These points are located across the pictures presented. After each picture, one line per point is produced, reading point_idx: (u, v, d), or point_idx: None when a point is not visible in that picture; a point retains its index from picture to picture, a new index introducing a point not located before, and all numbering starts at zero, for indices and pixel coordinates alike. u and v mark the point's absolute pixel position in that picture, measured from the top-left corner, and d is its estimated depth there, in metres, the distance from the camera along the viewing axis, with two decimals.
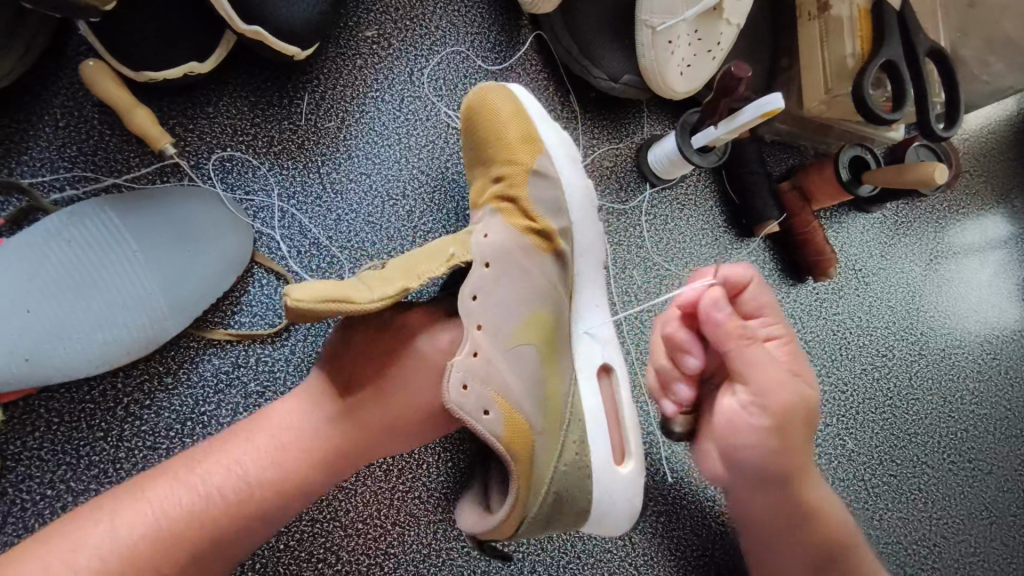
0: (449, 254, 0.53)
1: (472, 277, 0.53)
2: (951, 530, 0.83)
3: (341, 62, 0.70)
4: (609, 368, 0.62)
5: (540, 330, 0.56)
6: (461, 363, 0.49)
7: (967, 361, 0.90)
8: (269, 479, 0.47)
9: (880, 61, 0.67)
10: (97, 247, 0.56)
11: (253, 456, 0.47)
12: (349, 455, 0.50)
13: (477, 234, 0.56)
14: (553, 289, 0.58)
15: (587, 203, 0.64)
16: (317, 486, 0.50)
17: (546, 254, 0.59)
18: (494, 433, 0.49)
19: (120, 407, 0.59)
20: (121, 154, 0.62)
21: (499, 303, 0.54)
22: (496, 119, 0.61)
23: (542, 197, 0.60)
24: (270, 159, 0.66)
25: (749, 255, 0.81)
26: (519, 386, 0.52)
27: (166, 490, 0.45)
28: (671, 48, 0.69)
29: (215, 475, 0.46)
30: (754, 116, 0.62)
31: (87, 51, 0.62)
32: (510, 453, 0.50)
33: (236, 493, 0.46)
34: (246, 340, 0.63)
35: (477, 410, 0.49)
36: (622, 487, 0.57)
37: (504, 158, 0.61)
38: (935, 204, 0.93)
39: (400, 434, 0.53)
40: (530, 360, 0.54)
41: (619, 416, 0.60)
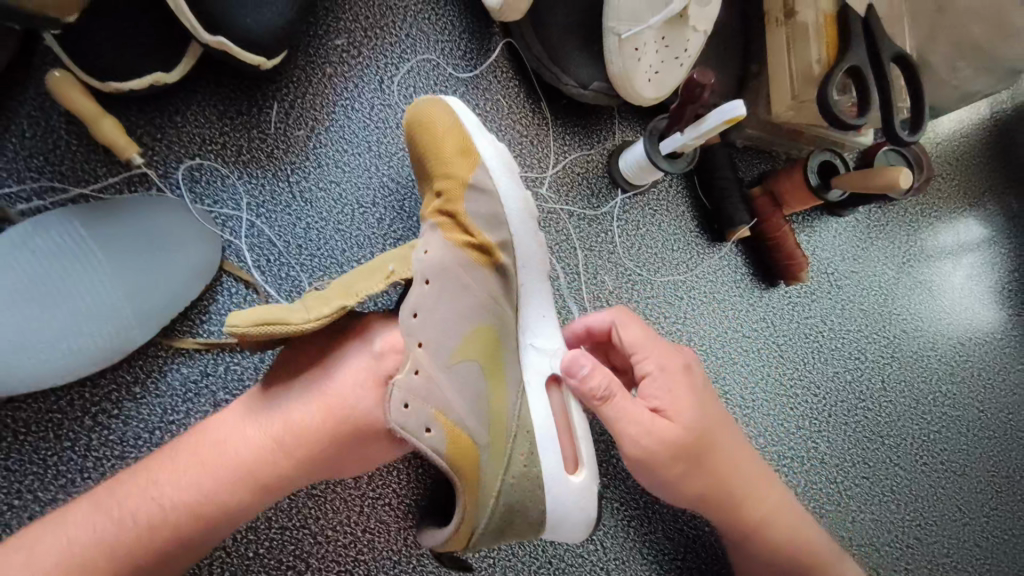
0: (387, 270, 0.54)
1: (412, 295, 0.54)
2: (923, 531, 0.84)
3: (310, 71, 0.70)
4: (558, 378, 0.60)
5: (483, 344, 0.56)
6: (403, 382, 0.50)
7: (940, 363, 0.91)
8: (185, 501, 0.46)
9: (844, 68, 0.68)
10: (63, 257, 0.56)
11: (171, 481, 0.46)
12: (278, 478, 0.49)
13: (418, 250, 0.57)
14: (498, 303, 0.58)
15: (528, 213, 0.62)
16: (243, 508, 0.48)
17: (484, 268, 0.59)
18: (437, 450, 0.51)
19: (87, 417, 0.59)
20: (89, 164, 0.62)
21: (440, 320, 0.54)
22: (433, 134, 0.61)
23: (480, 212, 0.59)
24: (239, 167, 0.66)
25: (721, 260, 0.82)
26: (462, 402, 0.53)
27: (85, 516, 0.45)
28: (638, 55, 0.69)
29: (132, 500, 0.45)
30: (719, 122, 0.63)
31: (54, 61, 0.62)
32: (454, 467, 0.52)
33: (150, 518, 0.45)
34: (215, 349, 0.63)
35: (419, 428, 0.50)
36: (573, 497, 0.56)
37: (442, 173, 0.61)
38: (907, 208, 0.94)
39: (344, 453, 0.51)
40: (474, 375, 0.54)
41: (571, 428, 0.59)
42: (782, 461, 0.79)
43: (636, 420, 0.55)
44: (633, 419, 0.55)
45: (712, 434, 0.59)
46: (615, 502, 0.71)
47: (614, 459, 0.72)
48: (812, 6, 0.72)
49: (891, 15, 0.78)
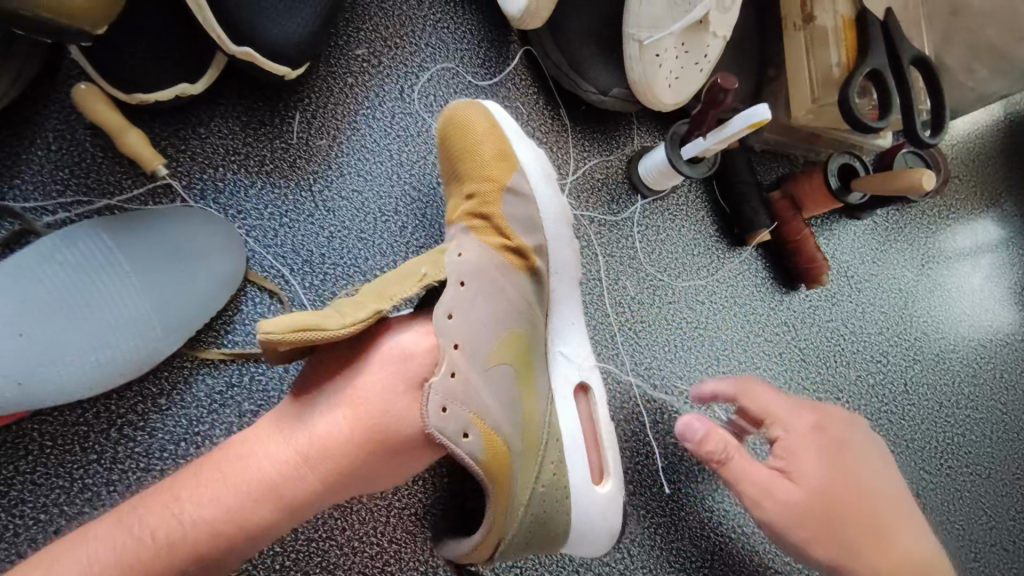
0: (420, 274, 0.53)
1: (448, 295, 0.52)
2: (950, 535, 0.83)
3: (331, 81, 0.70)
4: (586, 387, 0.64)
5: (517, 349, 0.56)
6: (439, 385, 0.48)
7: (962, 365, 0.91)
8: (208, 519, 0.44)
9: (865, 71, 0.68)
10: (91, 269, 0.56)
11: (194, 497, 0.44)
12: (304, 495, 0.46)
13: (451, 252, 0.56)
14: (529, 309, 0.59)
15: (565, 222, 0.65)
16: (270, 525, 0.46)
17: (518, 272, 0.59)
18: (473, 455, 0.48)
19: (114, 429, 0.59)
20: (113, 176, 0.62)
21: (476, 322, 0.53)
22: (472, 136, 0.62)
23: (518, 215, 0.61)
24: (262, 178, 0.66)
25: (741, 264, 0.82)
26: (496, 407, 0.51)
27: (106, 534, 0.43)
28: (658, 61, 0.69)
29: (153, 517, 0.43)
30: (743, 127, 0.63)
31: (79, 75, 0.62)
32: (488, 475, 0.49)
33: (170, 536, 0.43)
34: (240, 359, 0.63)
35: (458, 433, 0.48)
36: (600, 506, 0.58)
37: (476, 177, 0.61)
38: (925, 210, 0.94)
39: (375, 470, 0.48)
40: (506, 379, 0.54)
41: (597, 437, 0.62)
42: None
43: (755, 480, 0.57)
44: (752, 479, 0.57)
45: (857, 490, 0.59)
46: (640, 510, 0.71)
47: (639, 466, 0.72)
48: (831, 10, 0.73)
49: (907, 18, 0.78)
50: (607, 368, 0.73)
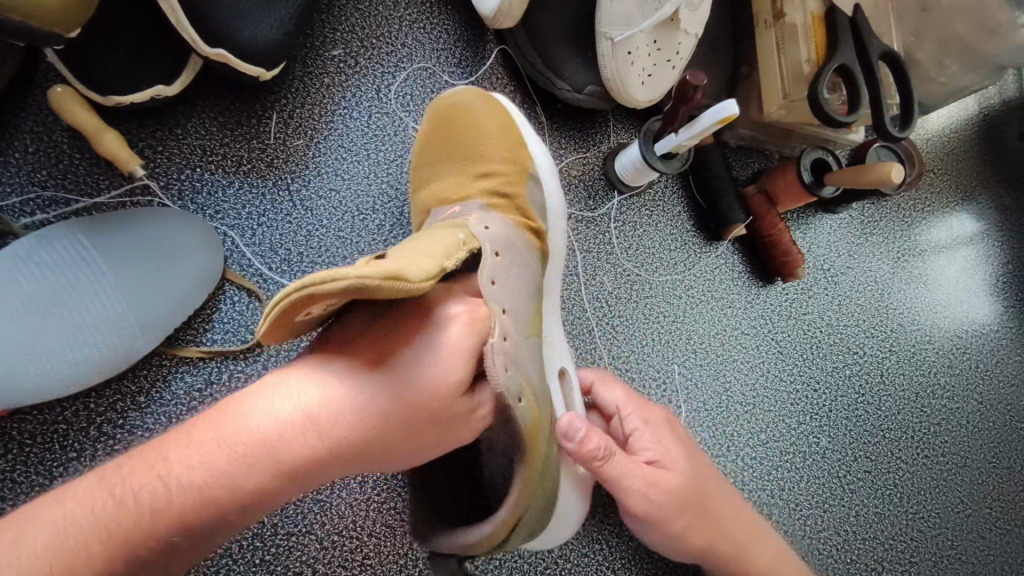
0: (461, 238, 0.50)
1: (491, 263, 0.50)
2: (927, 524, 0.84)
3: (308, 82, 0.71)
4: (563, 373, 0.61)
5: (537, 326, 0.55)
6: (500, 345, 0.45)
7: (938, 356, 0.92)
8: (205, 485, 0.36)
9: (833, 66, 0.69)
10: (67, 269, 0.57)
11: (182, 458, 0.37)
12: (309, 464, 0.38)
13: (479, 224, 0.54)
14: (538, 287, 0.58)
15: (561, 216, 0.67)
16: (272, 498, 0.38)
17: (536, 251, 0.61)
18: (524, 420, 0.45)
19: (93, 427, 0.59)
20: (91, 178, 0.63)
21: (512, 292, 0.52)
22: (481, 124, 0.63)
23: (538, 202, 0.63)
24: (239, 178, 0.67)
25: (717, 259, 0.83)
26: (535, 375, 0.50)
27: (83, 496, 0.36)
28: (631, 58, 0.70)
29: (135, 479, 0.36)
30: (712, 122, 0.64)
31: (56, 78, 0.63)
32: (532, 444, 0.46)
33: (154, 502, 0.36)
34: (218, 357, 0.63)
35: (516, 395, 0.45)
36: (581, 490, 0.56)
37: (496, 157, 0.62)
38: (900, 204, 0.95)
39: (409, 448, 0.42)
40: (536, 352, 0.52)
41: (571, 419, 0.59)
42: (782, 456, 0.79)
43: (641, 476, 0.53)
44: (635, 472, 0.53)
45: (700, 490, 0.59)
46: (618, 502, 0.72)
47: None
48: (800, 7, 0.74)
49: (877, 14, 0.79)
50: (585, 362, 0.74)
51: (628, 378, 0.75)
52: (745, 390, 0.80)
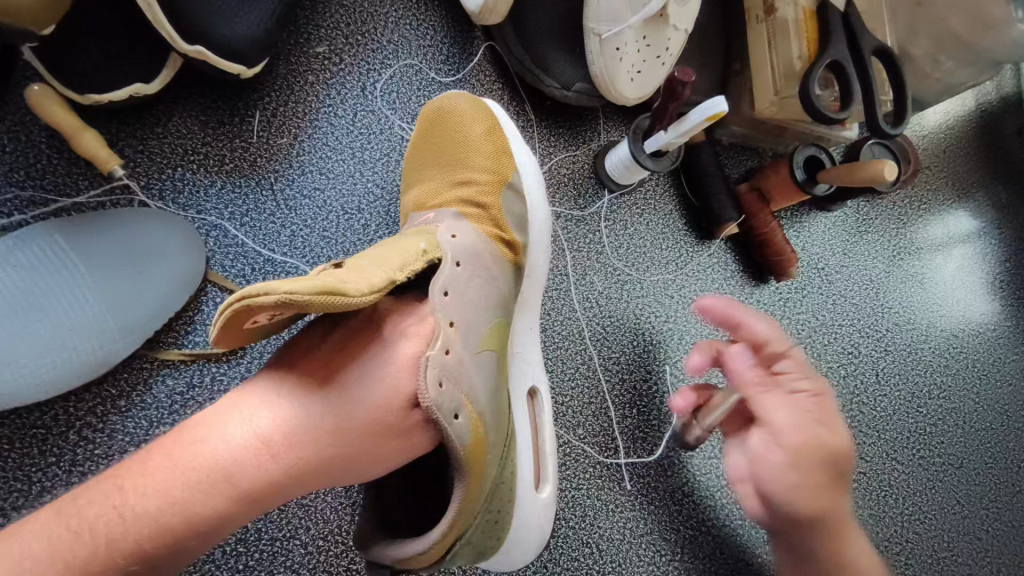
0: (420, 248, 0.50)
1: (446, 273, 0.51)
2: (923, 526, 0.83)
3: (292, 80, 0.70)
4: (535, 392, 0.64)
5: (499, 340, 0.55)
6: (437, 359, 0.45)
7: (934, 355, 0.91)
8: (159, 513, 0.38)
9: (825, 62, 0.68)
10: (45, 271, 0.56)
11: (137, 487, 0.39)
12: (261, 486, 0.41)
13: (446, 233, 0.55)
14: (506, 301, 0.58)
15: (546, 232, 0.65)
16: (227, 522, 0.40)
17: (508, 263, 0.60)
18: (462, 438, 0.45)
19: (72, 432, 0.58)
20: (70, 178, 0.62)
21: (469, 305, 0.52)
22: (468, 133, 0.63)
23: (513, 212, 0.62)
24: (221, 177, 0.66)
25: (709, 258, 0.82)
26: (483, 394, 0.49)
27: (42, 528, 0.38)
28: (619, 55, 0.69)
29: (94, 508, 0.38)
30: (700, 120, 0.63)
31: (34, 76, 0.61)
32: (469, 462, 0.45)
33: (111, 533, 0.37)
34: (201, 360, 0.63)
35: (450, 412, 0.45)
36: (538, 512, 0.58)
37: (476, 166, 0.61)
38: (896, 201, 0.94)
39: (357, 465, 0.44)
40: (490, 367, 0.52)
41: (539, 441, 0.62)
42: None
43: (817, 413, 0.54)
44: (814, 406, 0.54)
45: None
46: (610, 504, 0.71)
47: (606, 460, 0.72)
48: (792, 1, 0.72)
49: (870, 8, 0.78)
50: (574, 363, 0.73)
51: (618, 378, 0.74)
52: None
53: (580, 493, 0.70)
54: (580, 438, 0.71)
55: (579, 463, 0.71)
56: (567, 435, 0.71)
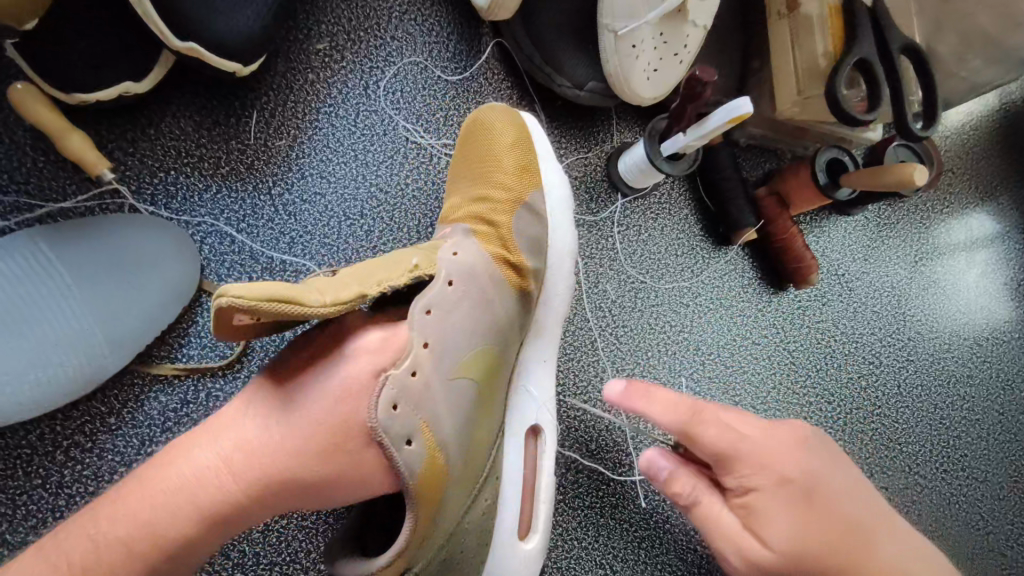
0: (411, 263, 0.48)
1: (433, 292, 0.48)
2: (947, 543, 0.80)
3: (291, 78, 0.66)
4: (537, 431, 0.59)
5: (485, 369, 0.51)
6: (396, 379, 0.43)
7: (957, 365, 0.88)
8: (125, 540, 0.39)
9: (853, 60, 0.64)
10: (28, 283, 0.53)
11: (110, 514, 0.40)
12: (223, 509, 0.41)
13: (449, 249, 0.52)
14: (500, 328, 0.53)
15: (569, 254, 0.63)
16: (195, 545, 0.41)
17: (511, 289, 0.55)
18: (411, 468, 0.42)
19: (59, 452, 0.55)
20: (56, 182, 0.58)
21: (452, 327, 0.48)
22: (496, 142, 0.60)
23: (527, 234, 0.58)
24: (217, 181, 0.63)
25: (726, 264, 0.79)
26: (451, 426, 0.47)
27: (27, 563, 0.39)
28: (635, 52, 0.66)
29: (71, 539, 0.40)
30: (723, 121, 0.59)
31: (17, 74, 0.58)
32: (420, 495, 0.43)
33: (85, 558, 0.39)
34: (196, 374, 0.59)
35: (401, 438, 0.42)
36: (520, 562, 0.55)
37: (497, 183, 0.58)
38: (917, 204, 0.91)
39: (323, 488, 0.42)
40: (467, 397, 0.49)
41: (535, 485, 0.58)
42: None
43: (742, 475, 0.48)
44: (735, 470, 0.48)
45: (836, 517, 0.46)
46: (624, 524, 0.68)
47: (620, 478, 0.69)
48: None
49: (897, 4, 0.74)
50: (586, 375, 0.69)
51: None
52: (755, 403, 0.76)
53: (593, 512, 0.67)
54: (592, 455, 0.68)
55: (591, 481, 0.68)
56: (579, 452, 0.68)
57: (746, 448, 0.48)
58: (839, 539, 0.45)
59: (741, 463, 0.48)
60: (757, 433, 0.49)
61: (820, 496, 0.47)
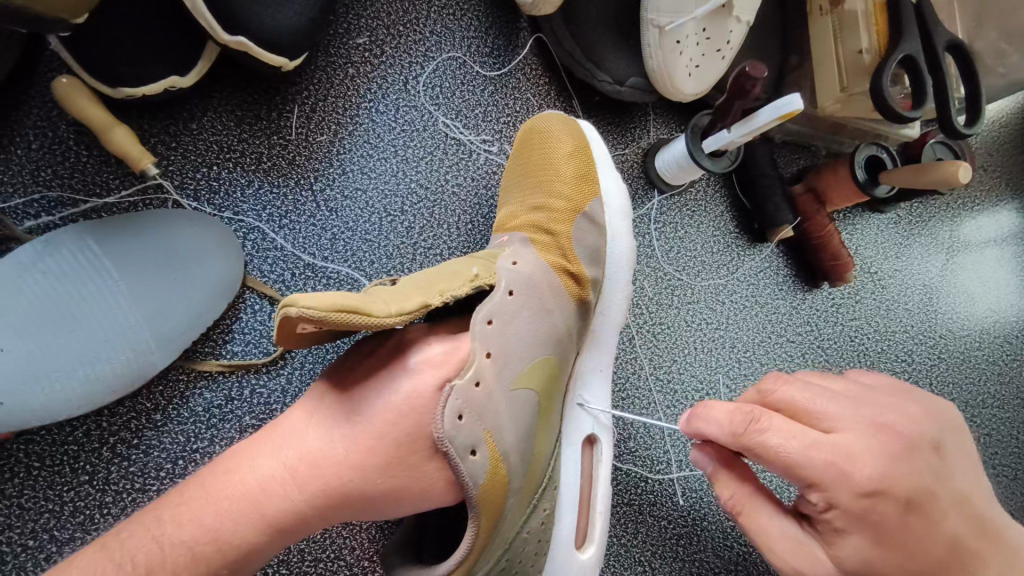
0: (472, 273, 0.49)
1: (494, 301, 0.48)
2: None
3: (332, 72, 0.66)
4: (593, 441, 0.60)
5: (543, 379, 0.52)
6: (461, 390, 0.43)
7: (987, 363, 0.88)
8: (192, 544, 0.39)
9: (899, 57, 0.63)
10: (77, 278, 0.52)
11: (174, 518, 0.40)
12: (288, 515, 0.41)
13: (507, 259, 0.53)
14: (559, 339, 0.54)
15: (627, 265, 0.63)
16: (258, 551, 0.41)
17: (570, 298, 0.56)
18: (475, 478, 0.43)
19: (106, 448, 0.55)
20: (100, 176, 0.58)
21: (512, 336, 0.48)
22: (552, 150, 0.61)
23: (585, 243, 0.59)
24: (259, 176, 0.62)
25: (762, 261, 0.78)
26: (514, 436, 0.47)
27: (90, 561, 0.39)
28: (679, 48, 0.66)
29: (135, 540, 0.40)
30: (770, 119, 0.59)
31: (60, 67, 0.57)
32: (482, 504, 0.43)
33: (151, 559, 0.39)
34: (240, 371, 0.59)
35: (465, 448, 0.42)
36: (575, 569, 0.55)
37: (555, 192, 0.59)
38: (949, 202, 0.90)
39: (387, 498, 0.43)
40: (527, 407, 0.49)
41: (591, 496, 0.58)
42: None
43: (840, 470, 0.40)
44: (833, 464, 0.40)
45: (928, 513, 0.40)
46: (662, 520, 0.68)
47: (658, 475, 0.69)
48: None
49: None
50: (625, 372, 0.69)
51: (671, 390, 0.71)
52: None
53: (632, 509, 0.67)
54: (631, 453, 0.68)
55: (630, 478, 0.68)
56: (618, 450, 0.68)
57: (845, 464, 0.39)
58: (935, 570, 0.40)
59: (831, 477, 0.39)
60: (859, 438, 0.40)
61: (921, 520, 0.40)
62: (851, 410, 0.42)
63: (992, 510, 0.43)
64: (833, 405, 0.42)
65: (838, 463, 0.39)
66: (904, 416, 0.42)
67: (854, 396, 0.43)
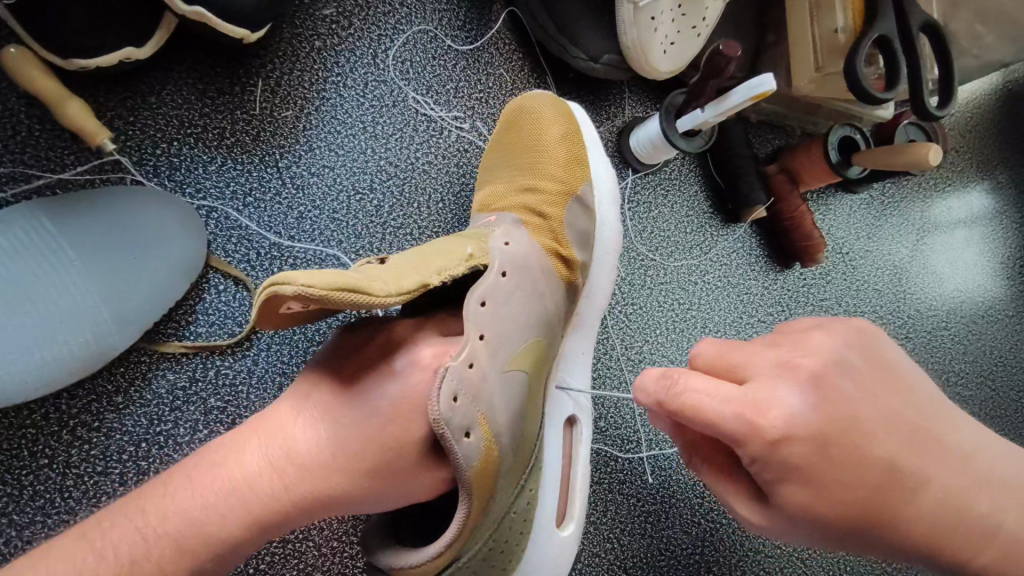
0: (467, 253, 0.48)
1: (487, 283, 0.47)
2: None
3: (298, 45, 0.64)
4: (573, 420, 0.61)
5: (533, 361, 0.51)
6: (455, 372, 0.42)
7: (953, 342, 0.89)
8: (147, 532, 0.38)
9: (873, 36, 0.63)
10: (31, 258, 0.51)
11: (132, 503, 0.39)
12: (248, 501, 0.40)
13: (499, 240, 0.52)
14: (550, 321, 0.54)
15: (614, 251, 0.63)
16: None
17: (560, 280, 0.56)
18: (470, 460, 0.42)
19: (65, 431, 0.54)
20: (54, 151, 0.55)
21: (503, 318, 0.48)
22: (540, 127, 0.61)
23: (576, 228, 0.59)
24: (222, 152, 0.60)
25: (735, 242, 0.78)
26: (506, 418, 0.46)
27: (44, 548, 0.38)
28: (654, 25, 0.65)
29: (91, 525, 0.39)
30: (743, 99, 0.59)
31: (9, 36, 0.55)
32: (475, 488, 0.42)
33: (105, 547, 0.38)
34: (204, 352, 0.58)
35: (461, 430, 0.42)
36: (557, 546, 0.56)
37: (547, 174, 0.59)
38: (920, 182, 0.91)
39: (366, 487, 0.42)
40: (519, 388, 0.48)
41: (570, 477, 0.59)
42: None
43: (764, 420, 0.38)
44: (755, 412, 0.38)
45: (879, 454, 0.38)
46: (632, 498, 0.69)
47: (628, 454, 0.70)
48: None
49: None
50: (597, 352, 0.69)
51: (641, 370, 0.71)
52: None
53: (602, 487, 0.68)
54: (601, 432, 0.69)
55: (599, 458, 0.68)
56: None
57: (759, 408, 0.38)
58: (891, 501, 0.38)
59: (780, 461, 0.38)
60: (767, 383, 0.40)
61: (852, 446, 0.38)
62: (760, 355, 0.42)
63: (936, 427, 0.40)
64: (744, 355, 0.42)
65: (753, 407, 0.39)
66: (809, 347, 0.41)
67: (767, 344, 0.43)
